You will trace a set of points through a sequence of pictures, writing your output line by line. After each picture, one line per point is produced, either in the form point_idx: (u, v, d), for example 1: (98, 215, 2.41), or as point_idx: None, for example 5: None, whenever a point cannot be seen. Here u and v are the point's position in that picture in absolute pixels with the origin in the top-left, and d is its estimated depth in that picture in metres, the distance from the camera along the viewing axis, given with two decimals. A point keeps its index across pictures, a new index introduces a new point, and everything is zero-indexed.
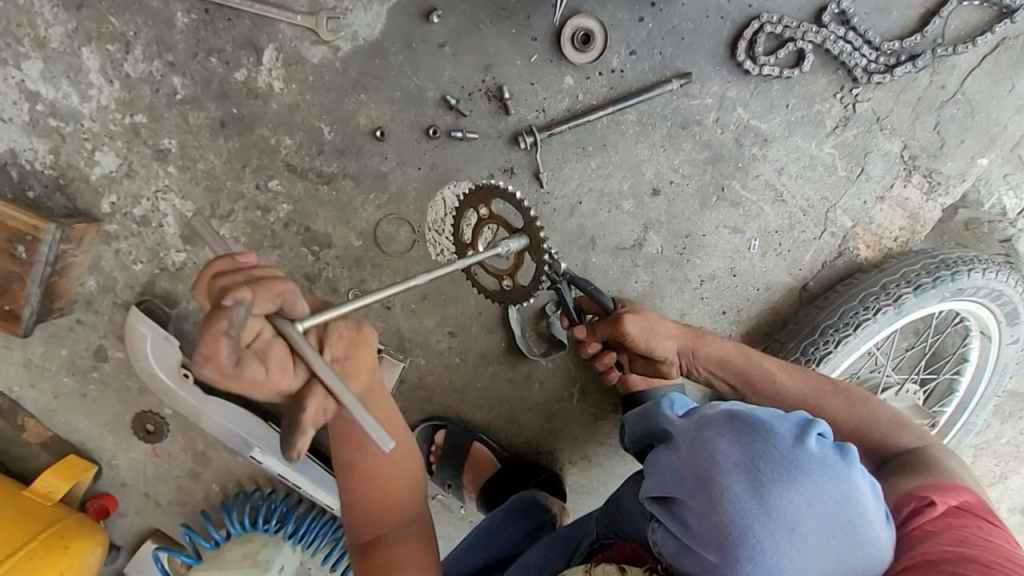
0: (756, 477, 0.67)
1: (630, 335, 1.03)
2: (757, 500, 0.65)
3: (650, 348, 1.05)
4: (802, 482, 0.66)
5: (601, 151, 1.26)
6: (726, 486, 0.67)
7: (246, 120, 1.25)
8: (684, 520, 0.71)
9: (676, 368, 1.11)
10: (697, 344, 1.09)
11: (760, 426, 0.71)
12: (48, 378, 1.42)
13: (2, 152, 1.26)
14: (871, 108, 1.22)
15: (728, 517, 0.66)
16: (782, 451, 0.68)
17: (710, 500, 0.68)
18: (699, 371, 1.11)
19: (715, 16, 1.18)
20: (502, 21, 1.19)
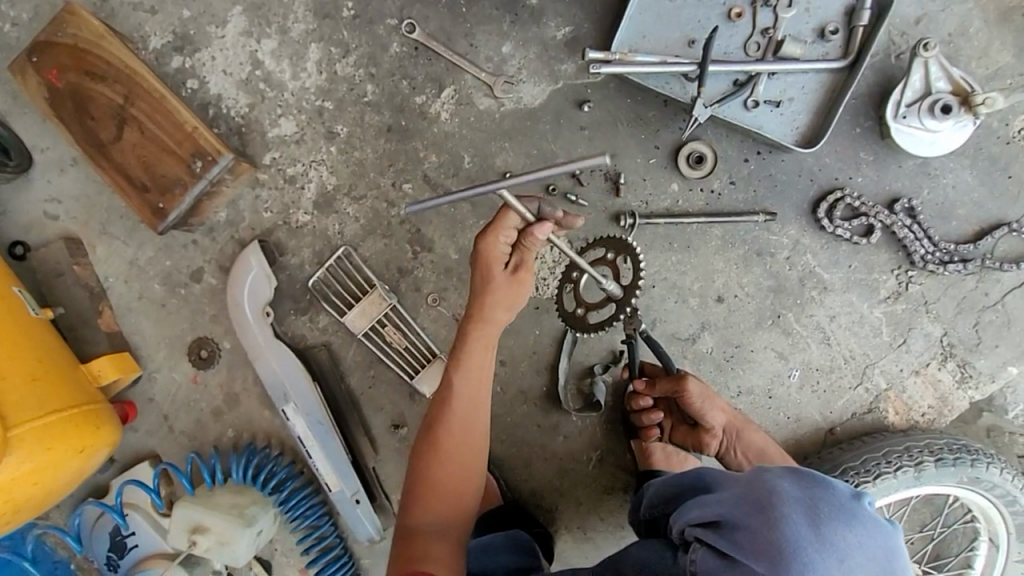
0: (816, 510, 0.64)
1: (687, 393, 1.19)
2: (815, 529, 0.63)
3: (700, 412, 1.20)
4: (857, 525, 0.63)
5: (684, 250, 1.45)
6: (783, 511, 0.65)
7: (408, 132, 1.52)
8: (733, 540, 0.67)
9: (715, 443, 1.22)
10: (743, 428, 1.21)
11: (818, 474, 0.70)
12: (144, 280, 1.58)
13: (211, 94, 1.54)
14: (921, 291, 1.40)
15: (783, 536, 0.63)
16: (840, 496, 0.66)
17: (763, 521, 0.65)
18: (735, 455, 1.20)
19: (807, 177, 1.42)
20: (636, 126, 1.46)
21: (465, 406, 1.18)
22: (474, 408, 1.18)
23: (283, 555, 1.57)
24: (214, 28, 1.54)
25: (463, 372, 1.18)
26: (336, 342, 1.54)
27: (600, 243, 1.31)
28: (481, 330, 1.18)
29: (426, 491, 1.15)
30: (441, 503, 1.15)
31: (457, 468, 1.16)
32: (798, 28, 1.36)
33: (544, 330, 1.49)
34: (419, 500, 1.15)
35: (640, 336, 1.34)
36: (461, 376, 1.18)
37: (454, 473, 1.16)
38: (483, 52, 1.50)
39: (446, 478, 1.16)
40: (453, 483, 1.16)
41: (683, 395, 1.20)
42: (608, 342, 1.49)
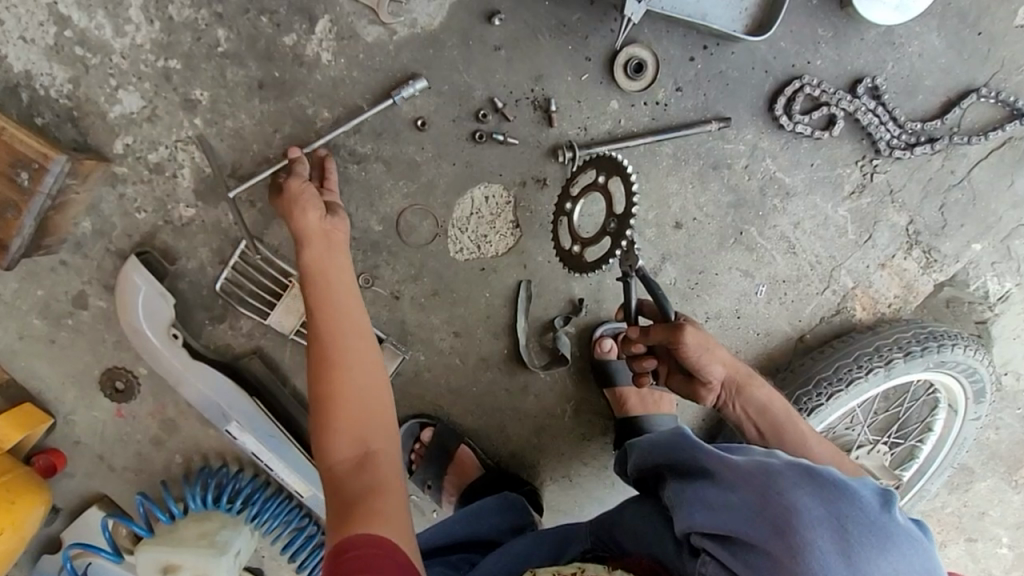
0: (843, 536, 0.68)
1: (684, 347, 1.05)
2: (842, 559, 0.67)
3: (699, 367, 1.08)
4: (885, 547, 0.68)
5: (634, 177, 1.29)
6: (811, 541, 0.68)
7: (286, 85, 1.22)
8: (754, 564, 0.71)
9: (713, 397, 1.14)
10: (744, 382, 1.12)
11: (841, 485, 0.72)
12: (17, 317, 1.33)
13: (17, 73, 1.19)
14: (886, 180, 1.30)
15: (812, 567, 0.67)
16: (868, 515, 0.70)
17: (787, 550, 0.68)
18: (734, 409, 1.14)
19: (760, 70, 1.24)
20: (561, 36, 1.21)
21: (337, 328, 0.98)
22: (348, 330, 0.98)
23: (273, 559, 1.53)
24: None
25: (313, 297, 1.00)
26: (268, 346, 1.37)
27: (591, 164, 1.17)
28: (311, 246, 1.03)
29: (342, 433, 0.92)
30: (362, 440, 0.93)
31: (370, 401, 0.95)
32: None
33: (495, 292, 1.35)
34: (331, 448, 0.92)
35: (638, 275, 1.07)
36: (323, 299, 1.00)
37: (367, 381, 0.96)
38: None
39: (359, 415, 0.94)
40: (371, 415, 0.94)
41: (685, 353, 1.06)
42: (566, 292, 1.36)
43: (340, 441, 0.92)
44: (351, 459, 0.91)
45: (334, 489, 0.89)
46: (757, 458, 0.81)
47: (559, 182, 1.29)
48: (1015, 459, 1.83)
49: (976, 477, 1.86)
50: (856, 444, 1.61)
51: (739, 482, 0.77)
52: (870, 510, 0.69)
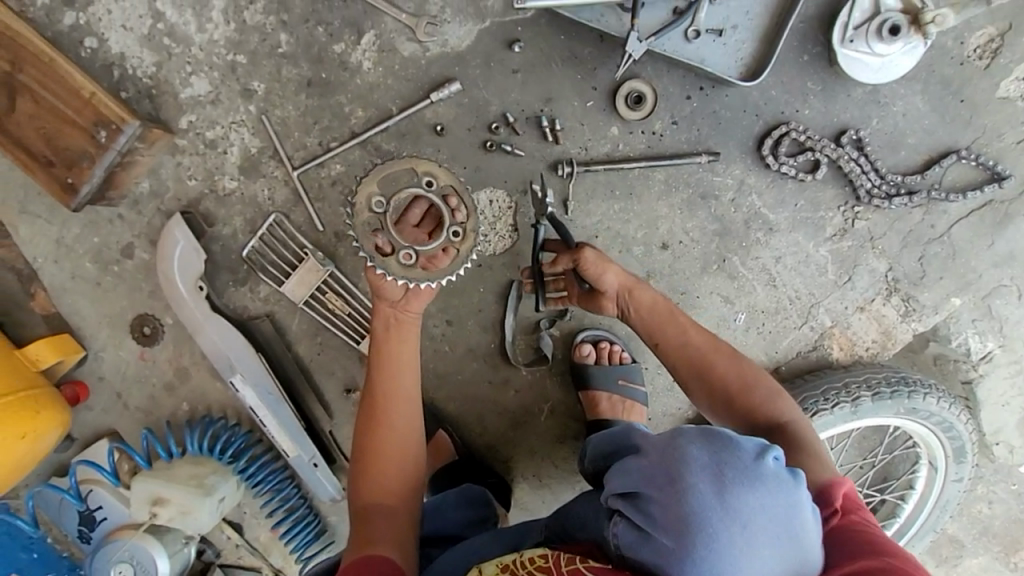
0: (720, 478, 0.74)
1: (580, 258, 1.21)
2: (718, 496, 0.73)
3: (593, 276, 1.21)
4: (758, 487, 0.74)
5: (626, 198, 1.41)
6: (692, 484, 0.74)
7: (330, 85, 1.42)
8: (646, 511, 0.77)
9: (613, 305, 1.24)
10: (634, 286, 1.22)
11: (728, 438, 0.79)
12: (73, 258, 1.52)
13: (113, 54, 1.42)
14: (868, 227, 1.37)
15: (691, 505, 0.73)
16: (745, 461, 0.76)
17: (674, 493, 0.75)
18: (630, 312, 1.23)
19: (752, 113, 1.35)
20: (573, 66, 1.37)
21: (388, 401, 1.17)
22: (406, 396, 1.17)
23: (251, 517, 1.62)
24: None
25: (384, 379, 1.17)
26: (279, 312, 1.52)
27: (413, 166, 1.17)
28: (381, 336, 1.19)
29: (373, 482, 1.13)
30: (389, 486, 1.13)
31: (399, 453, 1.15)
32: None
33: (488, 288, 1.47)
34: (364, 493, 1.12)
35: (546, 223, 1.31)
36: (384, 380, 1.17)
37: (398, 439, 1.15)
38: None
39: (390, 466, 1.14)
40: (400, 463, 1.15)
41: (584, 269, 1.21)
42: None
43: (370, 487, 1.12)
44: (380, 501, 1.11)
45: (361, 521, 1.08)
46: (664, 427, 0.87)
47: (557, 194, 1.42)
48: (1009, 538, 1.75)
49: (965, 552, 1.79)
50: None
51: (646, 447, 0.83)
52: (745, 456, 0.76)
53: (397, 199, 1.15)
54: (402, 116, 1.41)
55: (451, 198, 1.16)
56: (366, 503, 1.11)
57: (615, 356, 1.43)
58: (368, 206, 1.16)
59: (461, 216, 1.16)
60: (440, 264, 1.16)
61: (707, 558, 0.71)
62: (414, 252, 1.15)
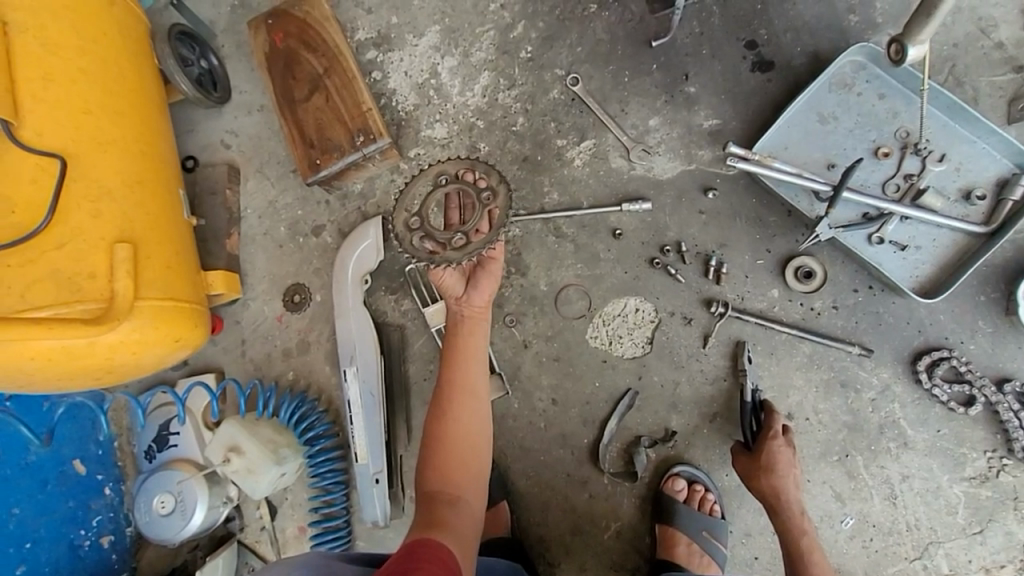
0: None
1: (771, 448, 1.32)
2: None
3: (771, 467, 1.30)
4: None
5: (766, 356, 1.45)
6: None
7: (540, 167, 1.65)
8: None
9: (769, 498, 1.29)
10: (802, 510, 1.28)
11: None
12: (273, 219, 1.76)
13: (388, 87, 1.76)
14: (1013, 485, 1.30)
15: None
16: None
17: None
18: (782, 518, 1.28)
19: (914, 327, 1.39)
20: (754, 225, 1.51)
21: (458, 392, 1.30)
22: (473, 385, 1.31)
23: (290, 506, 1.63)
24: (412, 37, 1.76)
25: (454, 372, 1.32)
26: (410, 329, 1.64)
27: (417, 183, 1.35)
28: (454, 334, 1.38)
29: (439, 469, 1.21)
30: (455, 476, 1.20)
31: (465, 447, 1.24)
32: (943, 182, 1.42)
33: (604, 385, 1.51)
34: (430, 480, 1.20)
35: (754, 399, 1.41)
36: (456, 369, 1.32)
37: (464, 430, 1.26)
38: (631, 119, 1.62)
39: (455, 455, 1.23)
40: (465, 455, 1.24)
41: (765, 445, 1.33)
42: (663, 418, 1.47)
43: (435, 474, 1.20)
44: (444, 488, 1.18)
45: (426, 508, 1.13)
46: None
47: (701, 327, 1.49)
48: None
49: None
50: None
51: None
52: None
53: (423, 205, 1.32)
54: (590, 210, 1.59)
55: (463, 177, 1.32)
56: (431, 489, 1.18)
57: (706, 504, 1.39)
58: (407, 229, 1.32)
59: (482, 185, 1.31)
60: (487, 226, 1.29)
61: None
62: (463, 233, 1.29)
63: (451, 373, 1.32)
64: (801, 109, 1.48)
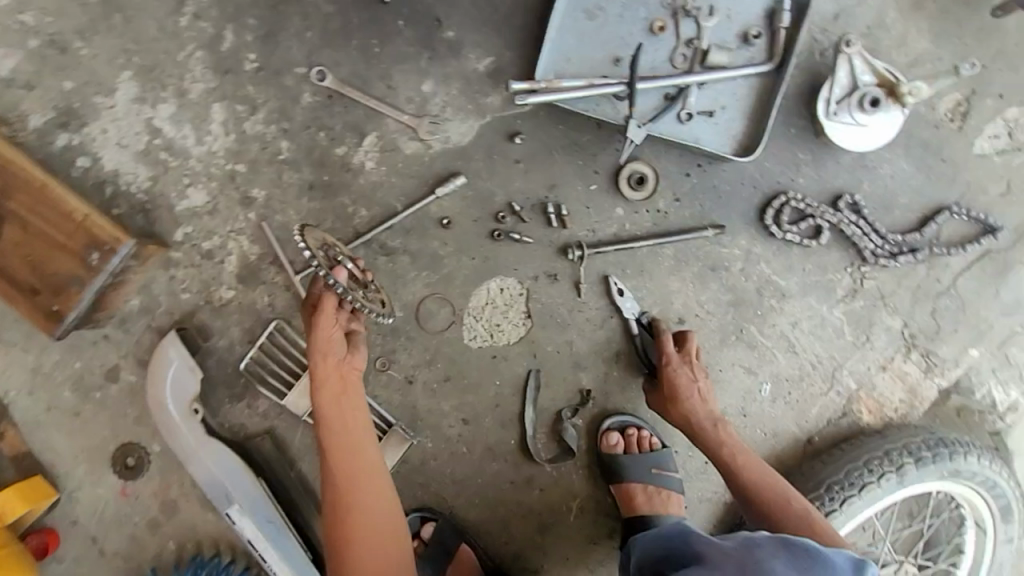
0: None
1: (670, 375, 1.31)
2: None
3: (676, 394, 1.30)
4: None
5: (638, 276, 1.40)
6: None
7: (332, 187, 1.39)
8: None
9: (685, 423, 1.30)
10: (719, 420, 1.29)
11: (812, 555, 0.92)
12: (50, 387, 1.39)
13: (106, 170, 1.38)
14: (877, 286, 1.39)
15: None
16: None
17: None
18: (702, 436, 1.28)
19: (750, 186, 1.40)
20: (573, 153, 1.40)
21: (355, 480, 1.14)
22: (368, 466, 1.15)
23: None
24: (101, 98, 1.37)
25: (340, 459, 1.14)
26: (279, 426, 1.42)
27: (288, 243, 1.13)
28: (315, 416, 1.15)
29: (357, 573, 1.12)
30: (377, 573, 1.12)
31: (377, 537, 1.13)
32: (720, 34, 1.37)
33: (505, 380, 1.41)
34: None
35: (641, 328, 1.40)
36: (341, 455, 1.14)
37: (371, 517, 1.14)
38: (403, 94, 1.38)
39: (369, 549, 1.13)
40: (382, 545, 1.13)
41: (664, 376, 1.32)
42: (574, 381, 1.41)
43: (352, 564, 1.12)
44: None
45: None
46: (738, 535, 0.98)
47: (569, 278, 1.40)
48: None
49: None
50: (878, 561, 1.49)
51: (722, 555, 0.93)
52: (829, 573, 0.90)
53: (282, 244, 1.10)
54: (408, 210, 1.40)
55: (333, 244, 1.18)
56: None
57: (644, 442, 1.38)
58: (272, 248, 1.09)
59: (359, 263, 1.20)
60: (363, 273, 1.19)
61: None
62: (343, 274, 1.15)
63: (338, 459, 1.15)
64: (565, 12, 1.35)
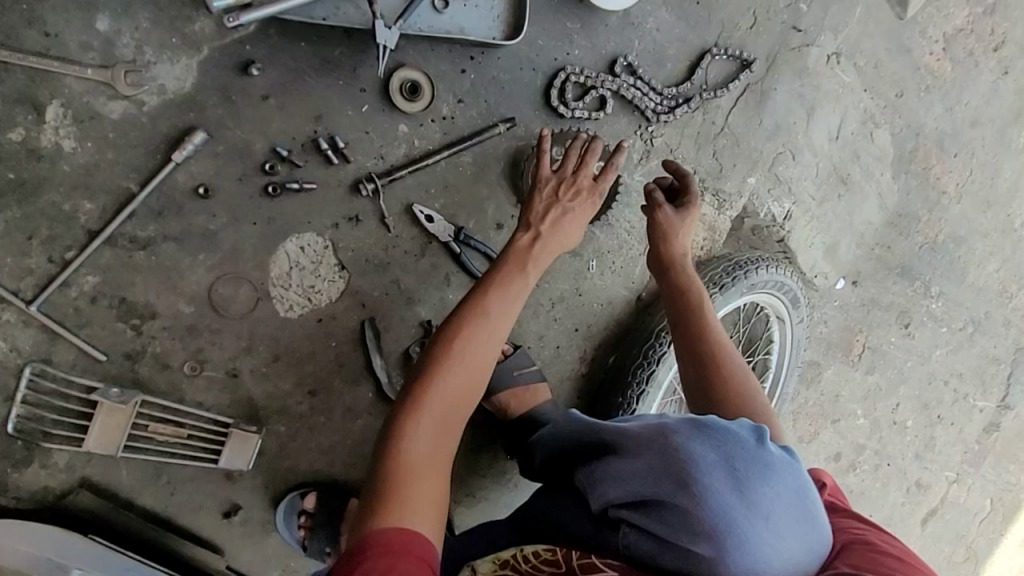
0: (733, 473, 0.83)
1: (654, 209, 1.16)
2: (733, 490, 0.82)
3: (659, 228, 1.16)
4: (769, 477, 0.84)
5: (444, 192, 1.31)
6: (707, 483, 0.82)
7: (28, 184, 1.10)
8: (663, 520, 0.84)
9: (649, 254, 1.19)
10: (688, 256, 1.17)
11: (726, 431, 0.88)
12: None
13: None
14: (665, 142, 1.46)
15: (710, 505, 0.81)
16: (751, 450, 0.86)
17: (691, 498, 0.82)
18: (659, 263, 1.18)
19: (528, 68, 1.32)
20: (328, 73, 1.20)
21: (466, 349, 0.92)
22: (494, 335, 0.94)
23: None
24: None
25: (483, 323, 0.94)
26: (95, 472, 1.21)
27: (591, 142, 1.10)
28: (518, 294, 0.99)
29: (427, 439, 0.85)
30: (427, 456, 0.84)
31: (448, 414, 0.88)
32: None
33: (340, 339, 1.31)
34: (399, 445, 0.84)
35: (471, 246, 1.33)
36: (473, 321, 0.94)
37: (465, 385, 0.90)
38: (72, 41, 1.09)
39: (437, 425, 0.87)
40: (453, 422, 0.88)
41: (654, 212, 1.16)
42: (413, 317, 1.34)
43: (413, 472, 0.83)
44: (409, 477, 0.82)
45: (393, 476, 0.82)
46: (657, 424, 0.95)
47: (372, 215, 1.28)
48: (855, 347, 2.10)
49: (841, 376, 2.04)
50: None
51: (642, 449, 0.90)
52: (749, 445, 0.87)
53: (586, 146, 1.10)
54: (146, 188, 1.14)
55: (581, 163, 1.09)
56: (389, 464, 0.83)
57: (496, 353, 1.40)
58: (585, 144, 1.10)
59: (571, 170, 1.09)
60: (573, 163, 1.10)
61: (740, 556, 0.79)
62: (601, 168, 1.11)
63: (464, 323, 0.94)
64: None
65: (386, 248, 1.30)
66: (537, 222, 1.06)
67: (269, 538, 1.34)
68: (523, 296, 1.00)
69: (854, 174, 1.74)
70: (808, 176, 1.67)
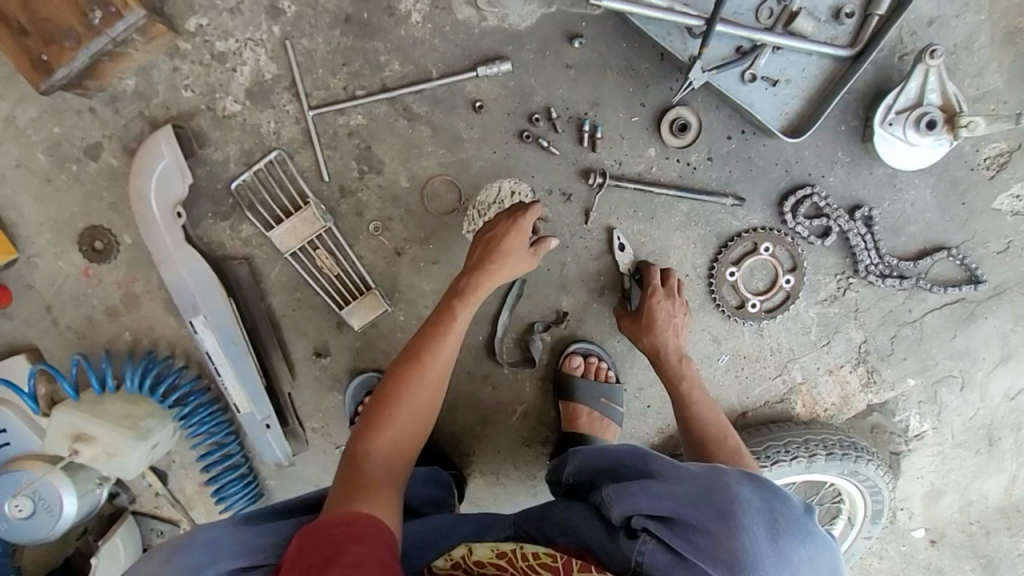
0: (771, 524, 0.86)
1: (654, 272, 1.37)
2: (767, 538, 0.85)
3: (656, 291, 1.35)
4: (806, 541, 0.86)
5: (647, 221, 1.41)
6: (745, 523, 0.86)
7: (369, 27, 1.30)
8: (690, 540, 0.86)
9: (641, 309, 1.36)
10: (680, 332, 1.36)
11: (775, 489, 0.91)
12: (23, 145, 1.31)
13: None
14: (855, 300, 1.46)
15: (742, 543, 0.84)
16: (794, 512, 0.89)
17: (725, 529, 0.85)
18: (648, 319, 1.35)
19: (782, 167, 1.39)
20: (626, 77, 1.34)
21: (422, 368, 1.11)
22: (452, 348, 1.15)
23: (181, 467, 1.50)
24: None
25: (448, 341, 1.14)
26: (258, 257, 1.39)
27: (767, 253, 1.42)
28: (440, 346, 1.14)
29: (393, 425, 1.06)
30: (388, 442, 1.04)
31: (418, 406, 1.09)
32: (815, 2, 1.28)
33: None
34: (367, 436, 1.05)
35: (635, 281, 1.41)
36: (442, 342, 1.14)
37: (422, 400, 1.09)
38: None
39: (403, 414, 1.07)
40: (408, 422, 1.07)
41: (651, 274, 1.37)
42: (554, 301, 1.44)
43: (378, 455, 1.03)
44: (377, 455, 1.03)
45: (351, 465, 1.01)
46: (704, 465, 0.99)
47: (581, 202, 1.39)
48: None
49: None
50: None
51: (690, 476, 0.94)
52: (794, 507, 0.90)
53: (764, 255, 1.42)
54: (442, 80, 1.32)
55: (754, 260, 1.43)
56: (361, 447, 1.03)
57: (601, 374, 1.44)
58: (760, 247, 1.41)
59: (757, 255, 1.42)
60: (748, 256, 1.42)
61: None
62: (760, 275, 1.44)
63: (434, 350, 1.13)
64: None
65: (572, 233, 1.40)
66: (497, 261, 1.21)
67: (332, 394, 1.47)
68: (458, 334, 1.17)
69: (1006, 441, 1.63)
70: (961, 413, 1.59)
